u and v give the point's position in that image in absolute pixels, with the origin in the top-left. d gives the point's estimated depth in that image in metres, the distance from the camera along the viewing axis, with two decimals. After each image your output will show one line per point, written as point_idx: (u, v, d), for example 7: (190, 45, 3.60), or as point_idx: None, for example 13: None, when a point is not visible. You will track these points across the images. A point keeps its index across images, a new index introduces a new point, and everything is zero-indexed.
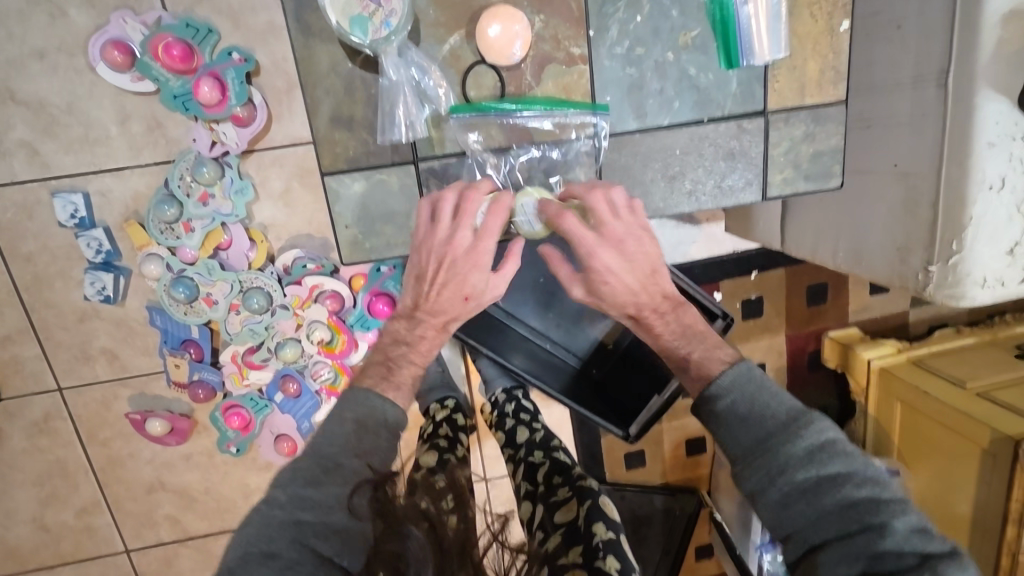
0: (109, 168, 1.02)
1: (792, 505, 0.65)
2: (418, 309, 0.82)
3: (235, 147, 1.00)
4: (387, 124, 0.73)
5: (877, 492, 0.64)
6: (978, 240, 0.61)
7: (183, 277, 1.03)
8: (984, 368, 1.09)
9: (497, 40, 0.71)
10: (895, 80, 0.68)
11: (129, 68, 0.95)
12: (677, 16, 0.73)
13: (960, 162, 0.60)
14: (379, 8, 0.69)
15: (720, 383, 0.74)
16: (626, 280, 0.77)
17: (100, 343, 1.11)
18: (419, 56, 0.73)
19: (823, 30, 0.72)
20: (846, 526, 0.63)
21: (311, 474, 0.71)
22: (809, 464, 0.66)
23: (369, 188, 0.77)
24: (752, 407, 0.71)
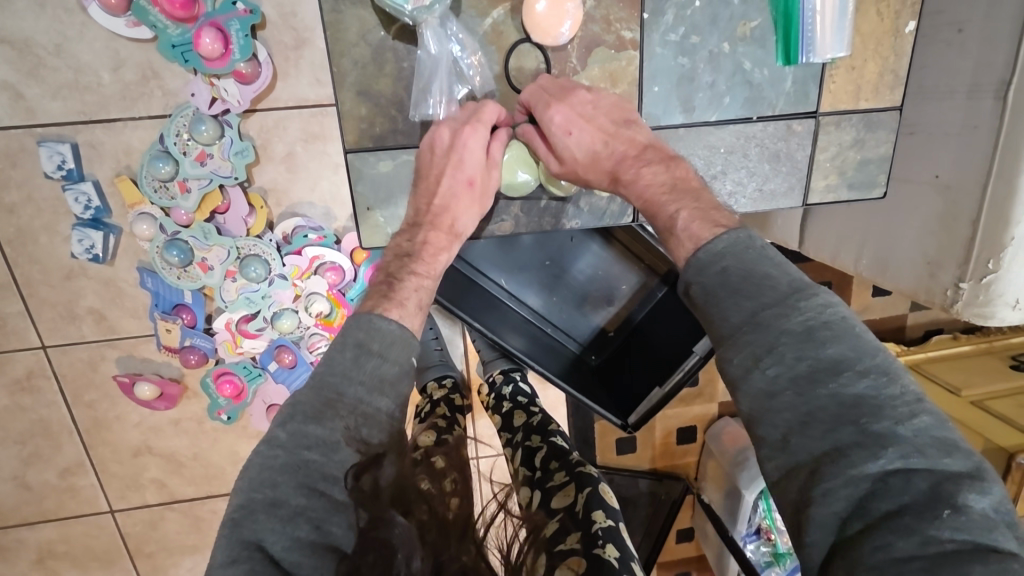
0: (100, 119, 0.96)
1: (778, 399, 0.49)
2: (421, 214, 0.73)
3: (237, 105, 0.94)
4: (421, 98, 0.71)
5: (882, 385, 0.47)
6: (1017, 261, 0.58)
7: (176, 240, 0.98)
8: (979, 377, 1.10)
9: (543, 15, 0.67)
10: (950, 88, 0.65)
11: (123, 12, 0.88)
12: (738, 5, 0.69)
13: (1006, 179, 0.57)
14: None
15: (711, 249, 0.57)
16: (585, 140, 0.69)
17: (87, 303, 1.07)
18: (460, 29, 0.69)
19: (887, 30, 0.69)
20: (842, 433, 0.46)
21: (313, 407, 0.58)
22: (805, 343, 0.49)
23: (395, 169, 0.74)
24: (746, 276, 0.54)
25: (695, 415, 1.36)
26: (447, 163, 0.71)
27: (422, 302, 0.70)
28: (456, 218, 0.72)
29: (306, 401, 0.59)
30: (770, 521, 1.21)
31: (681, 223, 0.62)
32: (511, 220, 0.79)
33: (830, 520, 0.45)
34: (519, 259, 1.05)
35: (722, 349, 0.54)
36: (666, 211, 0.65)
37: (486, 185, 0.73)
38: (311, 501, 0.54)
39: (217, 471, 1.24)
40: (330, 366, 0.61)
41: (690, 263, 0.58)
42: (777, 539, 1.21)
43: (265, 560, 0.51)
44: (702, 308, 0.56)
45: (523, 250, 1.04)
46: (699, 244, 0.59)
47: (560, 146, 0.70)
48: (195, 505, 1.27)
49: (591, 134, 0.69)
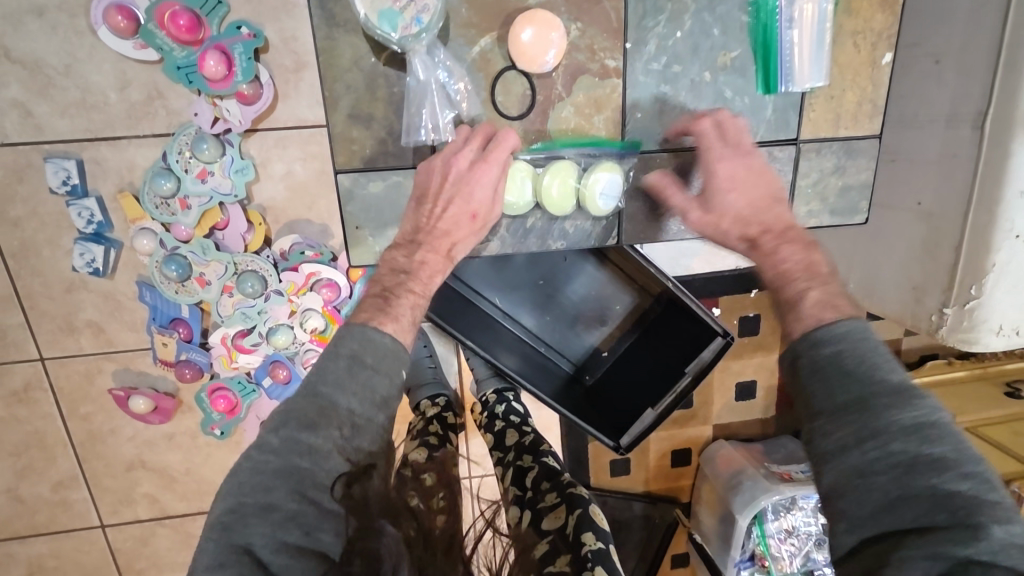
0: (106, 137, 0.98)
1: (874, 475, 0.53)
2: (419, 234, 0.73)
3: (238, 125, 0.97)
4: (413, 123, 0.72)
5: (984, 489, 0.50)
6: (1000, 288, 0.59)
7: (175, 255, 1.00)
8: (973, 403, 1.10)
9: (524, 42, 0.69)
10: (928, 117, 0.66)
11: (132, 35, 0.91)
12: (717, 35, 0.71)
13: (989, 210, 0.58)
14: (411, 3, 0.66)
15: (832, 330, 0.59)
16: (749, 196, 0.71)
17: (86, 316, 1.08)
18: (447, 56, 0.71)
19: (866, 61, 0.70)
20: (934, 518, 0.50)
21: (305, 415, 0.58)
22: (912, 436, 0.52)
23: (386, 190, 0.76)
24: (861, 362, 0.57)
25: (689, 437, 1.35)
26: (458, 192, 0.72)
27: (416, 320, 0.70)
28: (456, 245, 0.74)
29: (299, 406, 0.59)
30: (764, 546, 1.20)
31: (807, 302, 0.63)
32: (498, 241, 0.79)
33: None
34: (512, 278, 1.05)
35: (815, 423, 0.58)
36: (794, 286, 0.65)
37: (489, 219, 0.74)
38: (302, 506, 0.55)
39: (209, 486, 1.24)
40: (321, 375, 0.61)
41: (805, 337, 0.61)
42: (771, 566, 1.20)
43: (252, 564, 0.52)
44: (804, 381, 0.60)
45: (515, 269, 1.04)
46: (821, 321, 0.61)
47: (714, 199, 0.72)
48: (186, 521, 1.26)
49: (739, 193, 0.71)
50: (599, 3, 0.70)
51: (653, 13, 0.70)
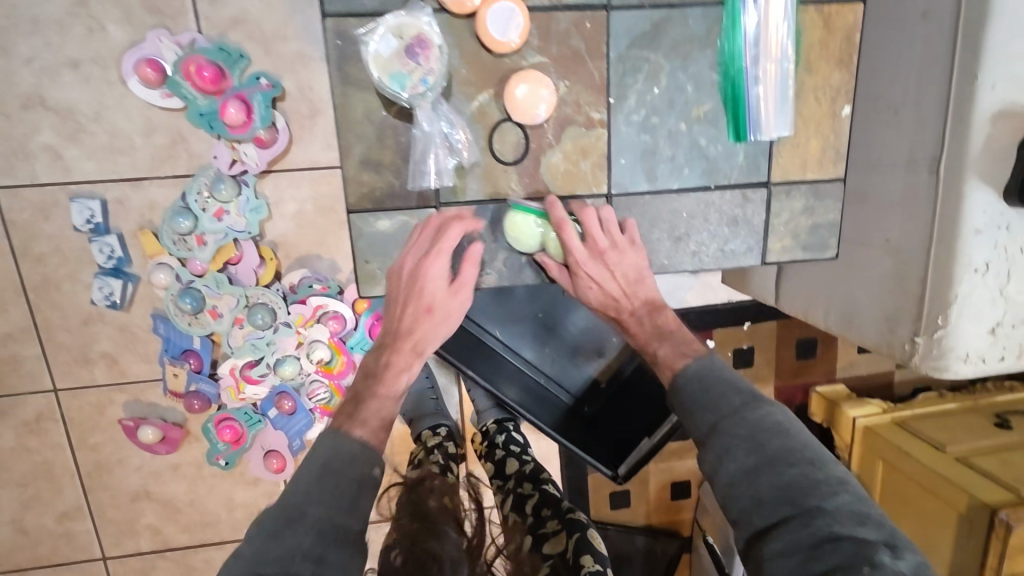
0: (130, 178, 1.05)
1: (736, 483, 0.62)
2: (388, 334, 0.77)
3: (254, 166, 1.04)
4: (417, 172, 0.68)
5: (814, 472, 0.61)
6: (964, 318, 0.63)
7: (190, 289, 1.05)
8: (964, 434, 1.12)
9: (520, 98, 0.66)
10: (889, 161, 0.68)
11: (159, 85, 0.99)
12: (691, 90, 0.69)
13: (947, 244, 0.62)
14: (417, 66, 0.64)
15: (686, 374, 0.72)
16: (607, 288, 0.75)
17: (100, 347, 1.12)
18: (450, 110, 0.67)
19: (826, 114, 0.71)
20: (786, 508, 0.59)
21: (275, 525, 0.64)
22: (752, 442, 0.64)
23: (392, 229, 0.72)
24: (709, 392, 0.70)
25: (686, 469, 1.36)
26: (413, 295, 0.73)
27: (386, 417, 0.75)
28: (431, 336, 0.76)
29: (272, 517, 0.65)
30: None
31: (665, 357, 0.76)
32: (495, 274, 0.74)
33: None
34: (512, 311, 1.10)
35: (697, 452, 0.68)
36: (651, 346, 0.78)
37: (449, 305, 0.74)
38: None
39: (211, 518, 1.25)
40: (302, 492, 0.66)
41: (669, 386, 0.73)
42: None
43: None
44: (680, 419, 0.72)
45: (516, 302, 1.09)
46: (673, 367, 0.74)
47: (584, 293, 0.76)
48: (187, 554, 1.27)
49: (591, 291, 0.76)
50: (584, 62, 0.67)
51: (632, 71, 0.67)
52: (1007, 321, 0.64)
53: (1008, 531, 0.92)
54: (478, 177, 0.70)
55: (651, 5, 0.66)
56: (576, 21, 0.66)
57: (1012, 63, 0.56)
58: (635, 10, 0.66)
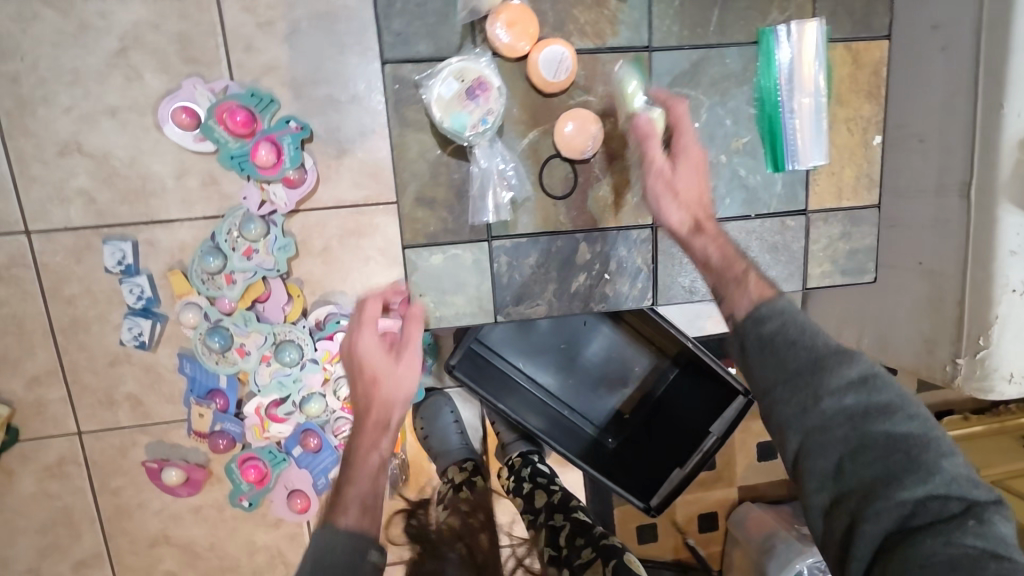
0: (161, 220, 1.07)
1: (835, 424, 0.55)
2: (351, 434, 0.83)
3: (283, 206, 1.06)
4: (478, 207, 0.81)
5: (928, 428, 0.54)
6: (1006, 338, 0.63)
7: (219, 327, 1.06)
8: (992, 455, 1.15)
9: (567, 133, 0.79)
10: (918, 188, 0.71)
11: (193, 129, 1.03)
12: (730, 124, 0.79)
13: (983, 265, 0.63)
14: (478, 107, 0.76)
15: (773, 306, 0.62)
16: (691, 184, 0.75)
17: (126, 389, 1.12)
18: (503, 146, 0.80)
19: (858, 142, 0.79)
20: (893, 461, 0.53)
21: None
22: (860, 389, 0.56)
23: (446, 262, 0.84)
24: (804, 331, 0.60)
25: (713, 500, 1.34)
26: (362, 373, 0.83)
27: (367, 501, 0.73)
28: (392, 397, 0.81)
29: None
30: None
31: (748, 283, 0.66)
32: (545, 304, 0.86)
33: (877, 536, 0.51)
34: (536, 343, 1.10)
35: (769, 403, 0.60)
36: (735, 269, 0.69)
37: (397, 366, 0.82)
38: None
39: (231, 563, 1.22)
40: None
41: (750, 317, 0.63)
42: None
43: None
44: (755, 361, 0.61)
45: (540, 334, 1.10)
46: (762, 298, 0.63)
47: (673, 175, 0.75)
48: None
49: (674, 204, 0.75)
50: None
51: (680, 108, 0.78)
52: None
53: None
54: (529, 211, 0.83)
55: (689, 46, 0.77)
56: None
57: None
58: (676, 50, 0.78)
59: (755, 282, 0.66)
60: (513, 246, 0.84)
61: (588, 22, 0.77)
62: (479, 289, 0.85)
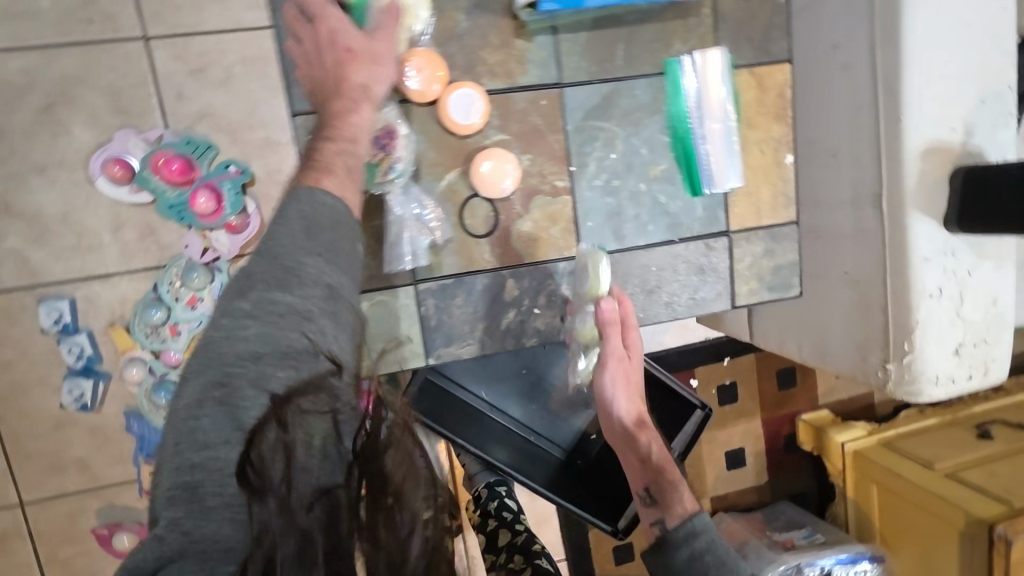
0: (99, 275, 1.03)
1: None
2: (311, 56, 0.64)
3: (227, 252, 1.04)
4: (395, 254, 0.69)
5: None
6: (927, 342, 0.66)
7: (165, 381, 1.05)
8: (946, 449, 1.15)
9: (487, 174, 0.68)
10: (834, 200, 0.72)
11: (128, 181, 1.00)
12: (646, 152, 0.72)
13: (899, 272, 0.65)
14: (387, 155, 0.66)
15: (689, 527, 0.63)
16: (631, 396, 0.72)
17: (74, 453, 1.07)
18: (420, 192, 0.69)
19: (770, 163, 0.75)
20: None
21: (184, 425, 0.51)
22: None
23: (373, 309, 0.70)
24: (717, 560, 0.60)
25: None
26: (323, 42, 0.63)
27: (352, 166, 0.60)
28: (369, 84, 0.62)
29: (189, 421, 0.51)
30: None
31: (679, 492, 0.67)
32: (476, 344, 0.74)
33: None
34: (497, 369, 1.10)
35: None
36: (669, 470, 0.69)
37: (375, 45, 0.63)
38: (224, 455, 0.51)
39: None
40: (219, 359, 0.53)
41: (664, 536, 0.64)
42: None
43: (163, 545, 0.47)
44: None
45: (500, 359, 1.10)
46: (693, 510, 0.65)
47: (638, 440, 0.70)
48: None
49: (627, 398, 0.72)
50: (544, 136, 0.70)
51: (589, 140, 0.71)
52: (968, 341, 0.67)
53: (1006, 547, 0.93)
54: (454, 252, 0.71)
55: (600, 80, 0.69)
56: (532, 100, 0.69)
57: (930, 105, 0.62)
58: (587, 85, 0.69)
59: (689, 488, 0.68)
60: (440, 288, 0.71)
61: (496, 63, 0.67)
62: (411, 332, 0.71)
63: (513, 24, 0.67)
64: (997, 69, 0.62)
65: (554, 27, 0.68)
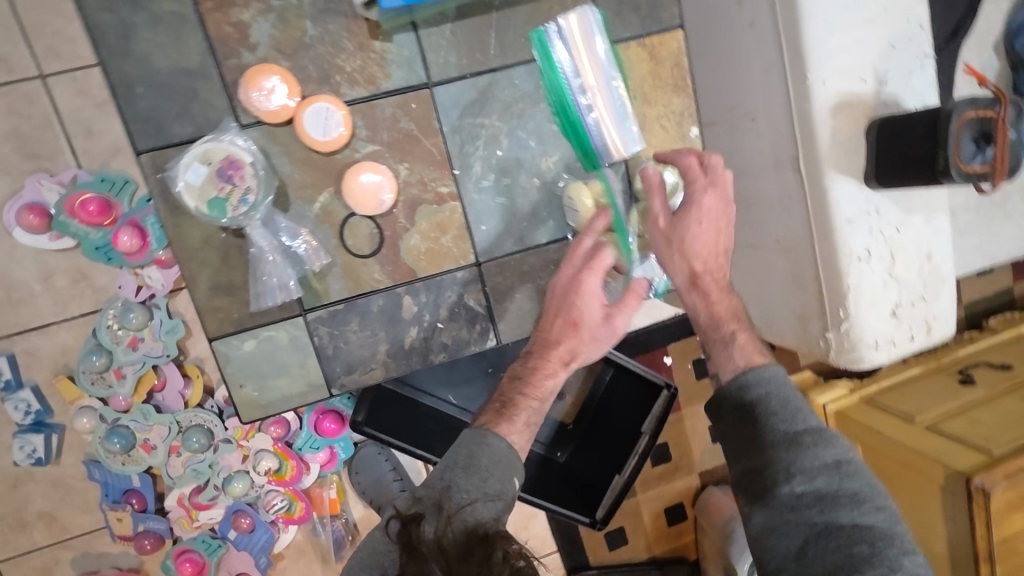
0: (35, 327, 1.02)
1: (798, 507, 0.51)
2: (560, 299, 0.64)
3: (161, 288, 1.00)
4: (261, 290, 0.64)
5: (894, 521, 0.51)
6: (861, 308, 0.62)
7: (117, 427, 1.00)
8: (929, 401, 1.11)
9: (364, 187, 0.64)
10: (753, 166, 0.68)
11: (46, 229, 0.96)
12: (535, 145, 0.69)
13: (826, 238, 0.61)
14: (234, 187, 0.61)
15: (756, 378, 0.58)
16: (699, 238, 0.61)
17: (36, 507, 1.06)
18: (288, 221, 0.64)
19: (676, 138, 0.71)
20: (855, 550, 0.49)
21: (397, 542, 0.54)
22: (835, 473, 0.52)
23: (261, 347, 0.67)
24: (784, 407, 0.56)
25: (678, 490, 1.30)
26: (567, 296, 0.64)
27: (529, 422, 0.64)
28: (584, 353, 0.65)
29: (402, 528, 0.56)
30: None
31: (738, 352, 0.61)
32: (381, 367, 0.69)
33: None
34: None
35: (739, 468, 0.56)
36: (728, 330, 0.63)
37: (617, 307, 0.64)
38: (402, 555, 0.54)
39: None
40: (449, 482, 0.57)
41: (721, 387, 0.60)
42: None
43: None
44: (724, 430, 0.59)
45: None
46: (749, 365, 0.59)
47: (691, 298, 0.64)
48: None
49: (696, 245, 0.61)
50: (420, 141, 0.66)
51: (470, 139, 0.67)
52: (905, 301, 0.63)
53: (985, 499, 0.90)
54: (339, 275, 0.67)
55: (472, 74, 0.66)
56: (401, 104, 0.65)
57: (833, 56, 0.57)
58: (458, 81, 0.65)
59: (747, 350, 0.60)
60: (332, 314, 0.68)
61: (356, 68, 0.63)
62: (305, 365, 0.68)
63: (367, 25, 0.63)
64: (903, 8, 0.58)
65: (413, 22, 0.63)
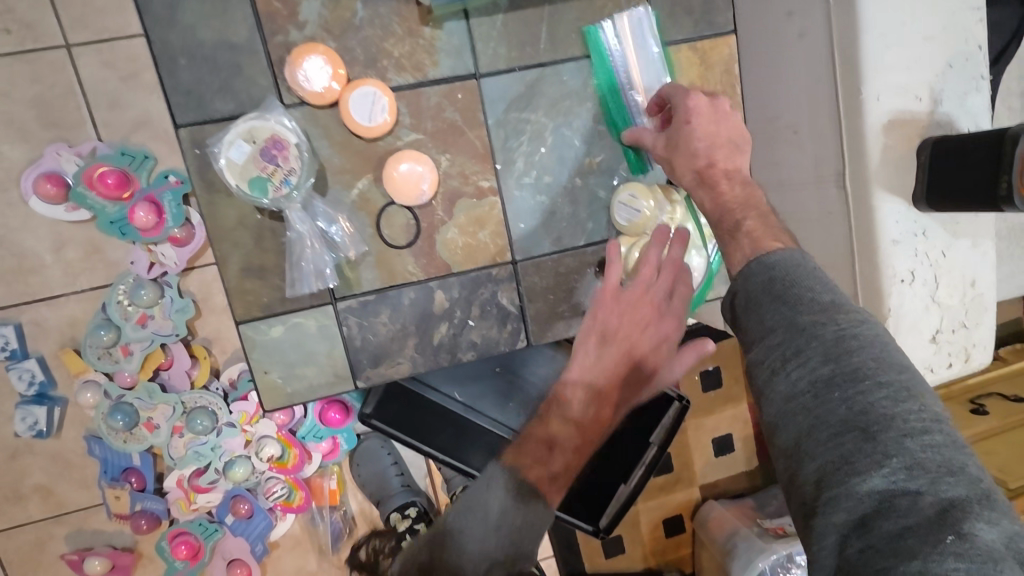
0: (44, 297, 1.00)
1: (792, 396, 0.42)
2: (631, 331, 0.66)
3: (174, 266, 0.99)
4: (298, 277, 0.63)
5: (909, 405, 0.39)
6: (901, 332, 0.61)
7: (121, 404, 0.98)
8: None
9: (405, 177, 0.63)
10: (796, 180, 0.66)
11: (63, 199, 0.94)
12: (579, 144, 0.67)
13: (869, 258, 0.60)
14: (277, 168, 0.60)
15: (763, 262, 0.48)
16: (698, 126, 0.59)
17: (33, 481, 1.05)
18: (325, 205, 0.63)
19: None
20: (848, 440, 0.38)
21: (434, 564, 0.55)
22: (831, 351, 0.41)
23: (289, 333, 0.66)
24: (790, 286, 0.45)
25: (679, 502, 1.29)
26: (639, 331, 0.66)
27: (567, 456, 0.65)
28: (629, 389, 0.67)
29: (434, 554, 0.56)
30: None
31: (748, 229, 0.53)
32: (408, 362, 0.68)
33: (828, 538, 0.38)
34: None
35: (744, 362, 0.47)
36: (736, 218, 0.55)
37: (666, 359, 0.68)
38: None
39: None
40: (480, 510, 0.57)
41: (737, 275, 0.50)
42: None
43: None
44: (741, 321, 0.48)
45: None
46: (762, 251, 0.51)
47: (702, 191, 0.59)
48: None
49: (696, 138, 0.59)
50: (463, 133, 0.64)
51: (514, 135, 0.66)
52: (945, 328, 0.62)
53: None
54: (372, 265, 0.66)
55: (520, 68, 0.64)
56: (446, 94, 0.64)
57: (890, 73, 0.56)
58: (506, 74, 0.64)
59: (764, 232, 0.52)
60: (361, 305, 0.66)
61: (403, 54, 0.62)
62: (331, 354, 0.67)
63: (418, 10, 0.61)
64: (962, 28, 0.57)
65: (464, 11, 0.62)
